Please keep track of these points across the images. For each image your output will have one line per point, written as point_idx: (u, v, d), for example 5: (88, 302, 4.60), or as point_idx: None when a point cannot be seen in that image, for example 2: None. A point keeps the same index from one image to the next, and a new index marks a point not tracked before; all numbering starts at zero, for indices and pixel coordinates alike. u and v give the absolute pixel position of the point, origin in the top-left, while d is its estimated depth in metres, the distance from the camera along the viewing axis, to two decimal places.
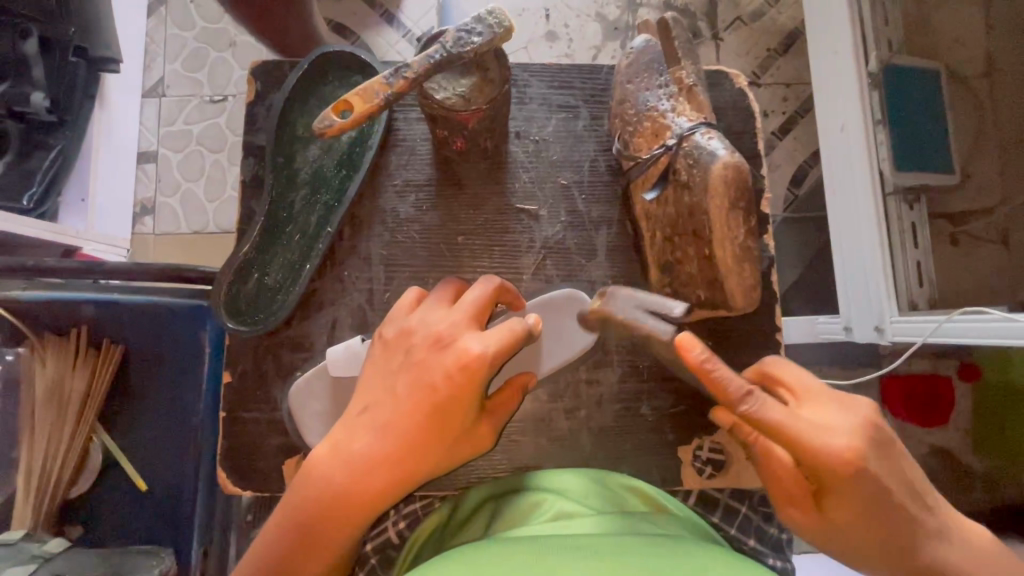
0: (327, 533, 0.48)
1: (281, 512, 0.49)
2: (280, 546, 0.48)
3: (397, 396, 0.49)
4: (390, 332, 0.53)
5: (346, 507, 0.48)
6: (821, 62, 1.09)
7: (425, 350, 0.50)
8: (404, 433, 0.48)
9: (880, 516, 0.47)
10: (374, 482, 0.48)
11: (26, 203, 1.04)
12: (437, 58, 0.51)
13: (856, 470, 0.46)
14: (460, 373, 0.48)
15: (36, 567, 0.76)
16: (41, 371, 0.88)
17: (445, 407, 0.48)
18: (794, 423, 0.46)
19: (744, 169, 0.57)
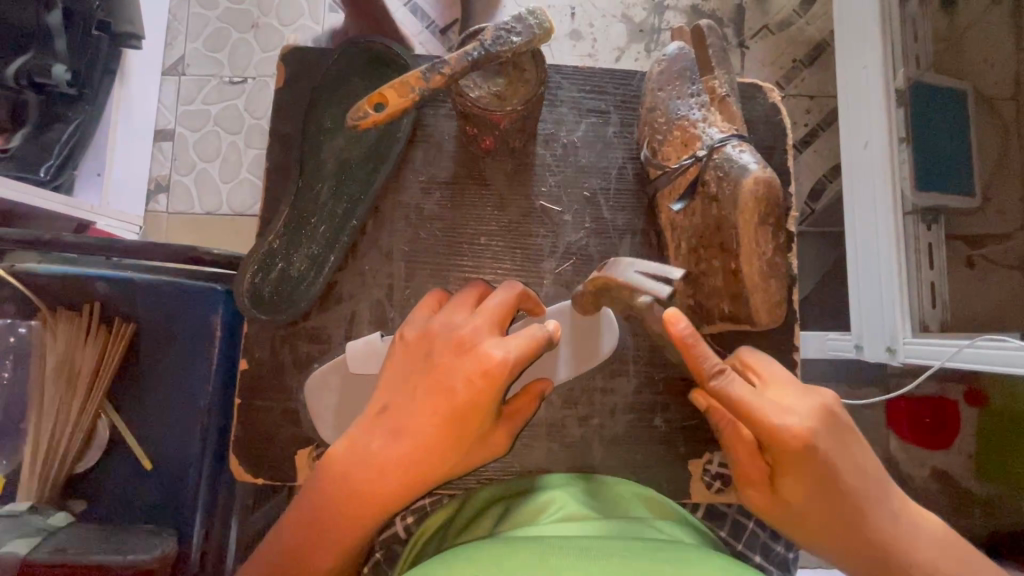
0: (337, 530, 0.48)
1: (296, 504, 0.50)
2: (292, 538, 0.49)
3: (415, 397, 0.49)
4: (412, 332, 0.53)
5: (359, 505, 0.48)
6: (846, 76, 1.07)
7: (447, 352, 0.50)
8: (421, 436, 0.48)
9: (833, 500, 0.49)
10: (386, 483, 0.48)
11: (43, 174, 1.04)
12: (474, 55, 0.50)
13: (809, 449, 0.49)
14: (481, 379, 0.48)
15: (39, 539, 0.77)
16: (53, 344, 0.89)
17: (463, 412, 0.48)
18: (757, 401, 0.49)
19: (776, 185, 0.56)
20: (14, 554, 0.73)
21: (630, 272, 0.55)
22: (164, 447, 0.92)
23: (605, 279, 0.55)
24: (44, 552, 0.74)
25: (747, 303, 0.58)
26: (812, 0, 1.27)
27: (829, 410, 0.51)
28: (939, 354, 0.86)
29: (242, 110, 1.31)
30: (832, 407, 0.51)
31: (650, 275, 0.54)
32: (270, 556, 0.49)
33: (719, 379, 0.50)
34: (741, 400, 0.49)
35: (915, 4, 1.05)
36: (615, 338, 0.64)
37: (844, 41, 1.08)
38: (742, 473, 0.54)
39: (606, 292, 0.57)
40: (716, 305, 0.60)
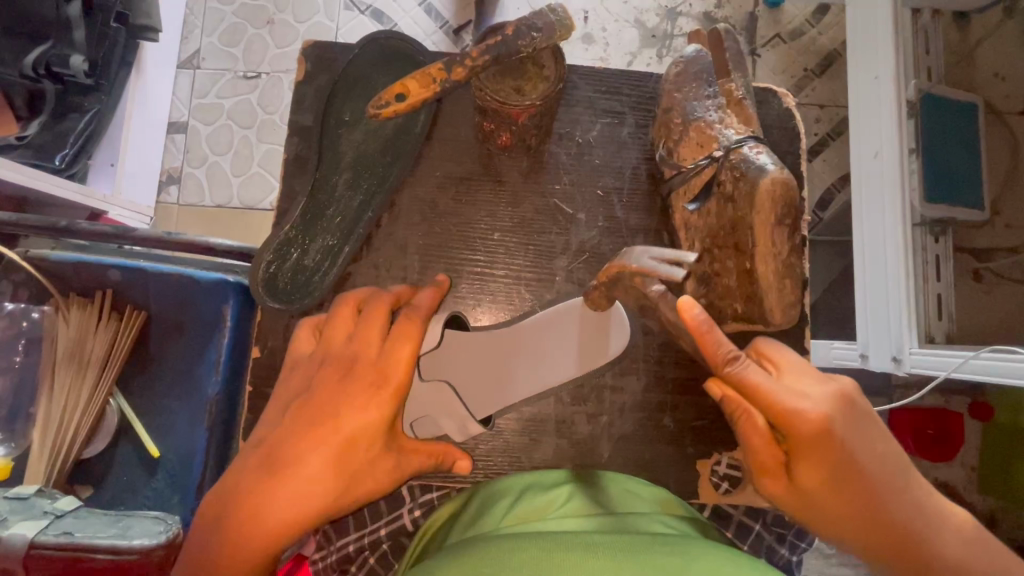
0: (240, 556, 0.44)
1: (208, 514, 0.45)
2: (202, 561, 0.44)
3: (316, 414, 0.48)
4: (301, 364, 0.53)
5: (258, 531, 0.44)
6: (857, 82, 1.05)
7: (342, 376, 0.49)
8: (321, 456, 0.46)
9: (851, 488, 0.50)
10: (279, 498, 0.45)
11: (58, 163, 1.05)
12: (495, 49, 0.51)
13: (824, 433, 0.49)
14: (383, 398, 0.48)
15: (47, 521, 0.77)
16: (64, 329, 0.89)
17: (343, 427, 0.47)
18: (772, 388, 0.50)
19: (792, 185, 0.56)
20: (21, 537, 0.74)
21: (644, 260, 0.56)
22: (171, 435, 0.92)
23: (619, 269, 0.56)
24: (51, 536, 0.75)
25: (761, 301, 0.58)
26: (825, 10, 1.28)
27: (846, 397, 0.51)
28: (944, 366, 0.86)
29: (255, 104, 1.32)
30: (847, 393, 0.51)
31: (665, 261, 0.56)
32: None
33: (733, 364, 0.51)
34: (753, 385, 0.50)
35: (927, 16, 1.06)
36: (626, 339, 0.65)
37: (856, 48, 1.07)
38: (758, 464, 0.52)
39: (619, 283, 0.58)
40: (730, 305, 0.60)
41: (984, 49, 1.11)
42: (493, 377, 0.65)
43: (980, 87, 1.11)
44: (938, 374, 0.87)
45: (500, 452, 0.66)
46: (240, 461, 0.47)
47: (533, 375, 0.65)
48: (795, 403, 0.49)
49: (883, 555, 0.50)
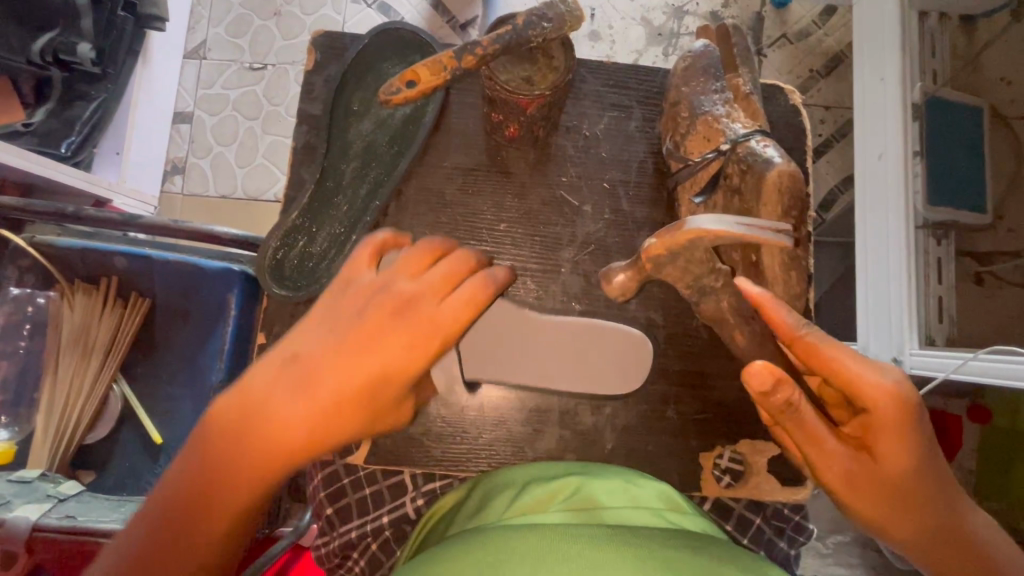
0: (243, 469, 0.46)
1: (215, 417, 0.47)
2: (202, 468, 0.46)
3: (353, 346, 0.49)
4: (355, 289, 0.52)
5: (267, 450, 0.47)
6: (862, 88, 1.05)
7: (387, 313, 0.50)
8: (343, 387, 0.48)
9: (924, 469, 0.50)
10: (297, 412, 0.47)
11: (64, 150, 1.06)
12: (507, 38, 0.52)
13: (906, 405, 0.49)
14: (422, 347, 0.50)
15: (50, 505, 0.78)
16: (69, 316, 0.90)
17: (386, 367, 0.49)
18: (850, 359, 0.50)
19: (799, 178, 0.59)
20: (25, 519, 0.74)
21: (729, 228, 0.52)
22: (174, 421, 0.93)
23: (697, 233, 0.51)
24: (54, 519, 0.76)
25: (767, 294, 0.60)
26: (832, 11, 1.28)
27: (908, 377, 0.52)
28: (944, 366, 0.85)
29: (261, 96, 1.32)
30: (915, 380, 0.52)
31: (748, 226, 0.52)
32: (179, 489, 0.46)
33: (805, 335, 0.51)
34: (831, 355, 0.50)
35: (934, 19, 1.07)
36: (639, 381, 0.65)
37: (862, 49, 1.07)
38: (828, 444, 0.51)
39: (679, 254, 0.55)
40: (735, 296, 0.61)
41: (989, 53, 1.11)
42: (499, 359, 0.63)
43: (987, 90, 1.12)
44: (939, 376, 0.86)
45: (503, 442, 0.66)
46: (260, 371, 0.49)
47: (536, 374, 0.63)
48: (875, 374, 0.49)
49: (935, 539, 0.50)
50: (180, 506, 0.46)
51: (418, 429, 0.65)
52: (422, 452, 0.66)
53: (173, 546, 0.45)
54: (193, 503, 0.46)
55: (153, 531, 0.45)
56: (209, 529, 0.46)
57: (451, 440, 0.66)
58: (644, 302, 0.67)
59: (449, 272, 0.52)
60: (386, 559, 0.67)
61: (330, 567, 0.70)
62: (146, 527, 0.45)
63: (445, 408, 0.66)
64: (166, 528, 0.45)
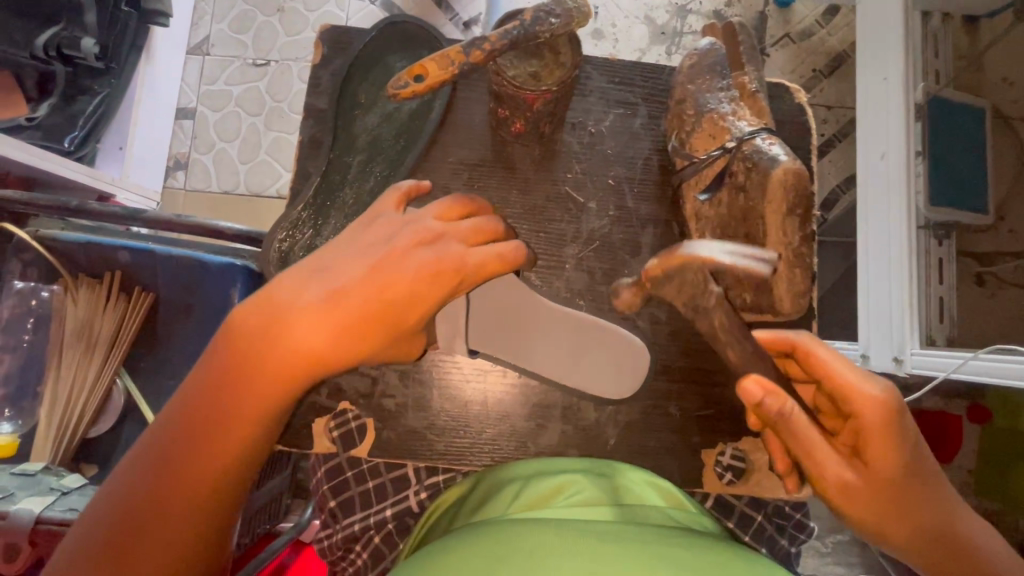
0: (245, 411, 0.48)
1: (237, 322, 0.49)
2: (208, 399, 0.48)
3: (378, 268, 0.50)
4: (380, 224, 0.54)
5: (277, 373, 0.49)
6: (865, 87, 1.05)
7: (415, 243, 0.52)
8: (362, 307, 0.49)
9: (917, 478, 0.50)
10: (314, 337, 0.48)
11: (67, 145, 1.06)
12: (514, 34, 0.52)
13: (896, 416, 0.49)
14: (446, 275, 0.52)
15: (53, 498, 0.78)
16: (72, 310, 0.90)
17: (404, 297, 0.51)
18: (839, 369, 0.51)
19: (804, 176, 0.59)
20: (28, 512, 0.74)
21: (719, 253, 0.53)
22: None
23: (691, 257, 0.52)
24: (57, 512, 0.76)
25: (771, 292, 0.60)
26: (835, 11, 1.28)
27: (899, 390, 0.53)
28: (945, 365, 0.85)
29: (264, 92, 1.32)
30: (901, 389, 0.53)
31: (736, 255, 0.54)
32: (184, 418, 0.48)
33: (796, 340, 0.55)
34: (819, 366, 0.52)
35: (937, 19, 1.07)
36: (636, 385, 0.65)
37: (866, 48, 1.07)
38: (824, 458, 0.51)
39: (676, 277, 0.54)
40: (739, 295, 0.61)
41: (992, 54, 1.11)
42: (513, 335, 0.62)
43: (990, 91, 1.12)
44: (940, 375, 0.87)
45: (506, 437, 0.66)
46: (287, 280, 0.51)
47: (545, 361, 0.62)
48: (866, 386, 0.50)
49: (929, 546, 0.50)
50: (183, 435, 0.47)
51: (422, 422, 0.66)
52: (425, 445, 0.66)
53: (175, 476, 0.46)
54: (194, 437, 0.47)
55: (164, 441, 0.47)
56: (204, 463, 0.47)
57: (455, 434, 0.66)
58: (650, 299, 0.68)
59: (475, 226, 0.54)
60: (388, 552, 0.67)
61: (332, 559, 0.70)
62: (152, 447, 0.47)
63: (449, 402, 0.66)
64: (168, 458, 0.47)
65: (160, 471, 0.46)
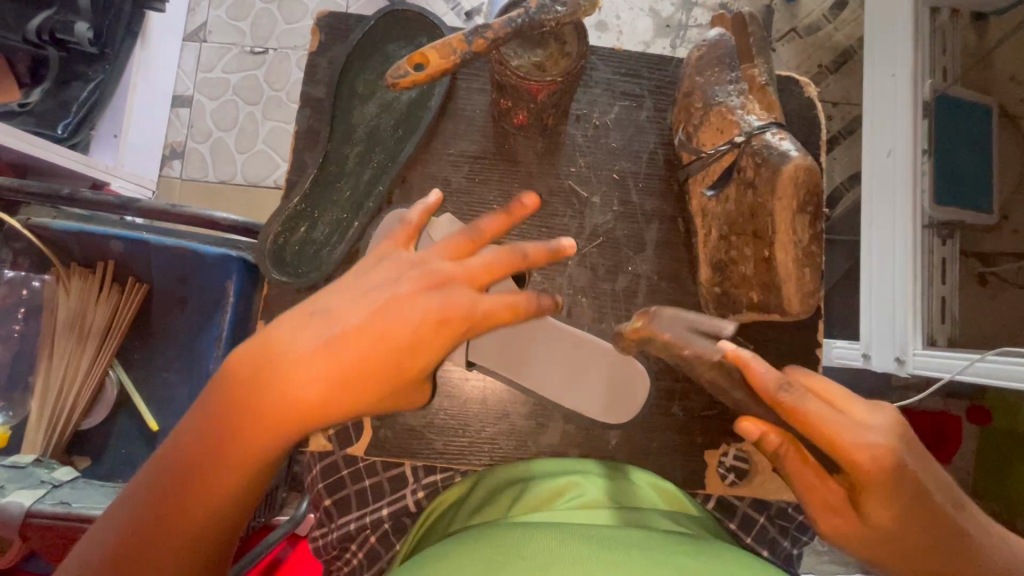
0: (234, 465, 0.45)
1: (233, 370, 0.47)
2: (201, 439, 0.45)
3: (384, 314, 0.48)
4: (384, 270, 0.51)
5: (275, 417, 0.46)
6: (870, 84, 1.03)
7: (419, 289, 0.50)
8: (361, 352, 0.47)
9: (920, 522, 0.46)
10: (313, 391, 0.46)
11: (61, 132, 1.03)
12: (519, 22, 0.51)
13: (892, 467, 0.45)
14: (450, 323, 0.50)
15: (44, 491, 0.77)
16: (64, 300, 0.88)
17: (408, 349, 0.49)
18: (832, 416, 0.45)
19: (816, 172, 0.57)
20: (19, 505, 0.73)
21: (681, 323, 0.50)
22: (170, 410, 0.92)
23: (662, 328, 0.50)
24: (48, 505, 0.74)
25: (779, 291, 0.60)
26: (843, 5, 1.26)
27: (899, 426, 0.48)
28: (947, 367, 0.85)
29: (262, 81, 1.30)
30: (903, 422, 0.49)
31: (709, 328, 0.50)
32: (173, 467, 0.45)
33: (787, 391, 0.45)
34: (811, 415, 0.45)
35: (945, 15, 1.04)
36: (637, 407, 0.65)
37: (875, 42, 1.05)
38: (819, 499, 0.48)
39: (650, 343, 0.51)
40: (745, 293, 0.63)
41: (1001, 52, 1.10)
42: (515, 356, 0.63)
43: (997, 89, 1.10)
44: (941, 377, 0.86)
45: (506, 435, 0.65)
46: (283, 324, 0.48)
47: (547, 381, 0.64)
48: (861, 434, 0.45)
49: None
50: (168, 482, 0.44)
51: (421, 422, 0.65)
52: (424, 444, 0.65)
53: (162, 525, 0.43)
54: (181, 487, 0.44)
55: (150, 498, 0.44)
56: (196, 503, 0.44)
57: (454, 434, 0.65)
58: (653, 295, 0.69)
59: (489, 265, 0.51)
60: (384, 553, 0.66)
61: (328, 559, 0.69)
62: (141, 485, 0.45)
63: (448, 401, 0.65)
64: (159, 497, 0.44)
65: (150, 510, 0.43)
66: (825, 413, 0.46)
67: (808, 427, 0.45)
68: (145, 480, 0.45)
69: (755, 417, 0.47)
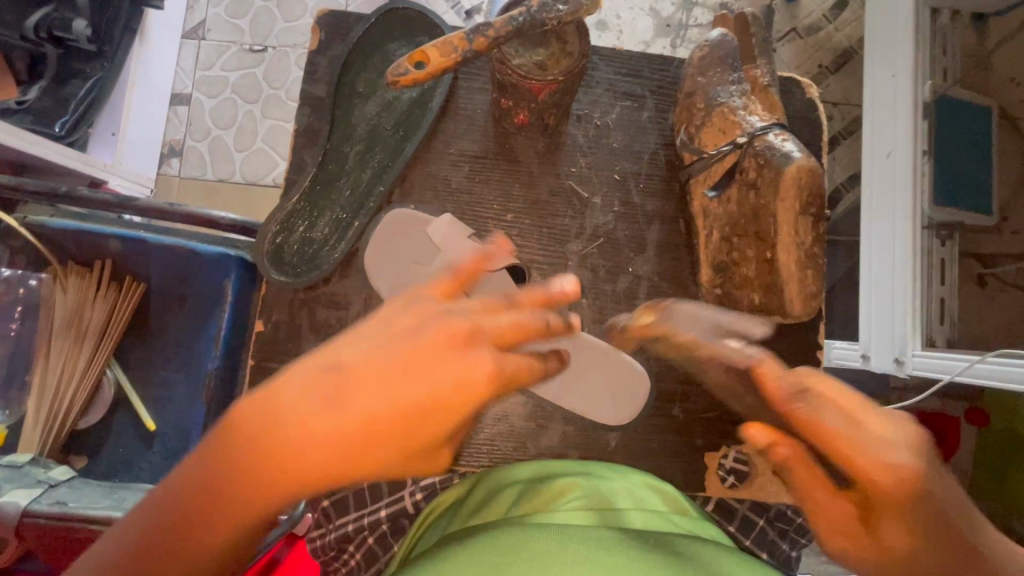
0: (219, 535, 0.37)
1: (221, 429, 0.38)
2: (178, 502, 0.37)
3: (398, 365, 0.38)
4: (405, 317, 0.40)
5: (260, 485, 0.37)
6: (871, 85, 1.03)
7: (447, 343, 0.39)
8: (365, 415, 0.37)
9: (940, 546, 0.41)
10: (315, 463, 0.37)
11: (59, 129, 1.02)
12: (520, 20, 0.51)
13: (904, 485, 0.42)
14: (479, 382, 0.39)
15: (41, 490, 0.76)
16: (61, 298, 0.88)
17: (429, 416, 0.38)
18: (842, 429, 0.43)
19: (819, 174, 0.58)
20: (15, 505, 0.73)
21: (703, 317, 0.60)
22: (168, 409, 0.91)
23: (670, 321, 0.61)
24: (44, 505, 0.74)
25: (782, 292, 0.61)
26: (844, 6, 1.25)
27: (917, 440, 0.44)
28: (946, 368, 0.84)
29: (260, 79, 1.29)
30: (927, 440, 0.44)
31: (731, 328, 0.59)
32: (145, 529, 0.37)
33: (803, 400, 0.45)
34: (821, 424, 0.43)
35: (946, 16, 1.04)
36: (637, 408, 0.68)
37: (875, 43, 1.04)
38: (828, 518, 0.45)
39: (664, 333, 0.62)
40: (747, 294, 0.62)
41: (1002, 53, 1.10)
42: None
43: (997, 91, 1.10)
44: (941, 378, 0.86)
45: (504, 437, 0.68)
46: (278, 382, 0.38)
47: (551, 387, 0.66)
48: (869, 448, 0.43)
49: None
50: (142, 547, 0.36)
51: None
52: None
53: None
54: (153, 553, 0.36)
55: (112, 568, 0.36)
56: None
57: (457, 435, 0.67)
58: (652, 296, 0.69)
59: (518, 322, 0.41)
60: (382, 554, 0.65)
61: (324, 560, 0.68)
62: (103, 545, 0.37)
63: None
64: (122, 567, 0.36)
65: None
66: (839, 424, 0.43)
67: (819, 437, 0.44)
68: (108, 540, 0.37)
69: (760, 424, 0.46)
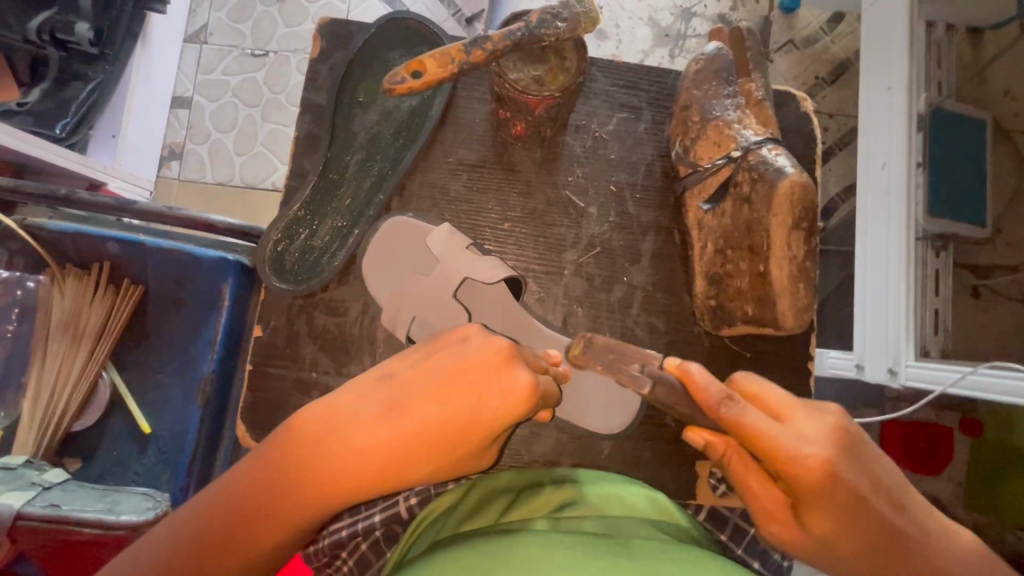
0: (280, 521, 0.43)
1: (287, 431, 0.45)
2: (254, 495, 0.43)
3: (440, 379, 0.44)
4: (450, 345, 0.48)
5: (325, 483, 0.43)
6: (866, 96, 1.04)
7: (489, 363, 0.45)
8: (420, 422, 0.43)
9: (859, 524, 0.43)
10: (369, 463, 0.43)
11: (59, 131, 1.02)
12: (519, 35, 0.52)
13: (828, 478, 0.42)
14: (517, 395, 0.44)
15: (34, 493, 0.76)
16: (58, 300, 0.88)
17: (468, 428, 0.44)
18: (772, 430, 0.42)
19: (811, 188, 0.58)
20: (8, 507, 0.72)
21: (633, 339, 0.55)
22: (163, 412, 0.91)
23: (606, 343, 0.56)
24: (37, 507, 0.74)
25: (773, 306, 0.62)
26: (840, 18, 1.27)
27: (839, 430, 0.44)
28: (941, 379, 0.84)
29: (261, 84, 1.30)
30: (845, 427, 0.44)
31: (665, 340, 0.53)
32: (211, 518, 0.42)
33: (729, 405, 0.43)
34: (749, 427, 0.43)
35: (941, 30, 1.05)
36: (628, 417, 0.70)
37: (870, 56, 1.05)
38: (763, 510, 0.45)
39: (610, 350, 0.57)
40: (739, 307, 0.64)
41: (996, 67, 1.11)
42: None
43: (991, 104, 1.12)
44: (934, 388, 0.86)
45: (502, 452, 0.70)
46: (344, 394, 0.46)
47: None
48: (798, 448, 0.42)
49: None
50: (210, 532, 0.41)
51: None
52: None
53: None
54: (220, 537, 0.41)
55: (177, 552, 0.40)
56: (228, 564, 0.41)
57: None
58: (646, 307, 0.70)
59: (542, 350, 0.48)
60: (375, 560, 0.63)
61: (318, 566, 0.66)
62: (168, 534, 0.41)
63: None
64: (185, 549, 0.40)
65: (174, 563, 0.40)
66: (766, 423, 0.43)
67: (750, 437, 0.43)
68: (174, 528, 0.42)
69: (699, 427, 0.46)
